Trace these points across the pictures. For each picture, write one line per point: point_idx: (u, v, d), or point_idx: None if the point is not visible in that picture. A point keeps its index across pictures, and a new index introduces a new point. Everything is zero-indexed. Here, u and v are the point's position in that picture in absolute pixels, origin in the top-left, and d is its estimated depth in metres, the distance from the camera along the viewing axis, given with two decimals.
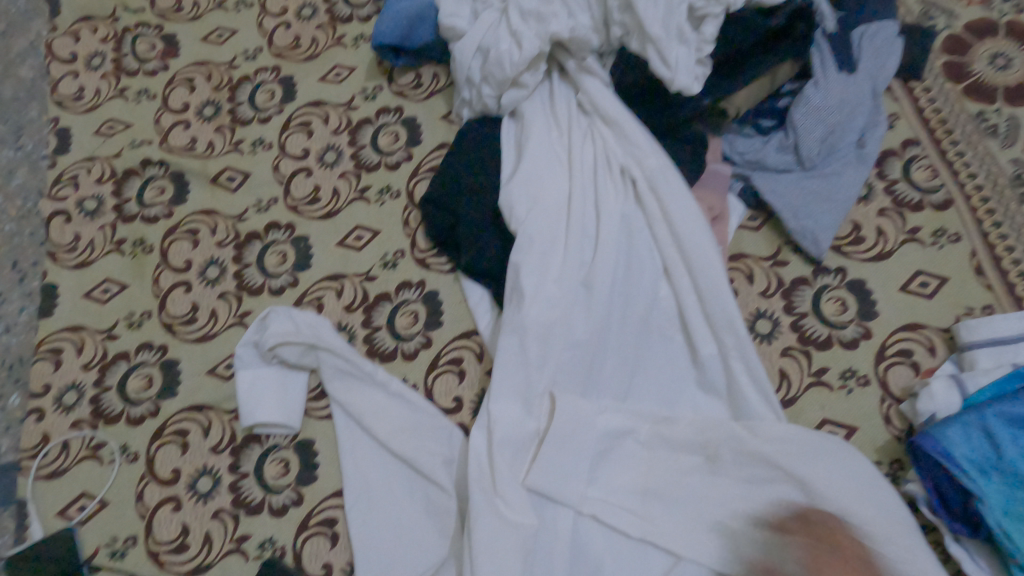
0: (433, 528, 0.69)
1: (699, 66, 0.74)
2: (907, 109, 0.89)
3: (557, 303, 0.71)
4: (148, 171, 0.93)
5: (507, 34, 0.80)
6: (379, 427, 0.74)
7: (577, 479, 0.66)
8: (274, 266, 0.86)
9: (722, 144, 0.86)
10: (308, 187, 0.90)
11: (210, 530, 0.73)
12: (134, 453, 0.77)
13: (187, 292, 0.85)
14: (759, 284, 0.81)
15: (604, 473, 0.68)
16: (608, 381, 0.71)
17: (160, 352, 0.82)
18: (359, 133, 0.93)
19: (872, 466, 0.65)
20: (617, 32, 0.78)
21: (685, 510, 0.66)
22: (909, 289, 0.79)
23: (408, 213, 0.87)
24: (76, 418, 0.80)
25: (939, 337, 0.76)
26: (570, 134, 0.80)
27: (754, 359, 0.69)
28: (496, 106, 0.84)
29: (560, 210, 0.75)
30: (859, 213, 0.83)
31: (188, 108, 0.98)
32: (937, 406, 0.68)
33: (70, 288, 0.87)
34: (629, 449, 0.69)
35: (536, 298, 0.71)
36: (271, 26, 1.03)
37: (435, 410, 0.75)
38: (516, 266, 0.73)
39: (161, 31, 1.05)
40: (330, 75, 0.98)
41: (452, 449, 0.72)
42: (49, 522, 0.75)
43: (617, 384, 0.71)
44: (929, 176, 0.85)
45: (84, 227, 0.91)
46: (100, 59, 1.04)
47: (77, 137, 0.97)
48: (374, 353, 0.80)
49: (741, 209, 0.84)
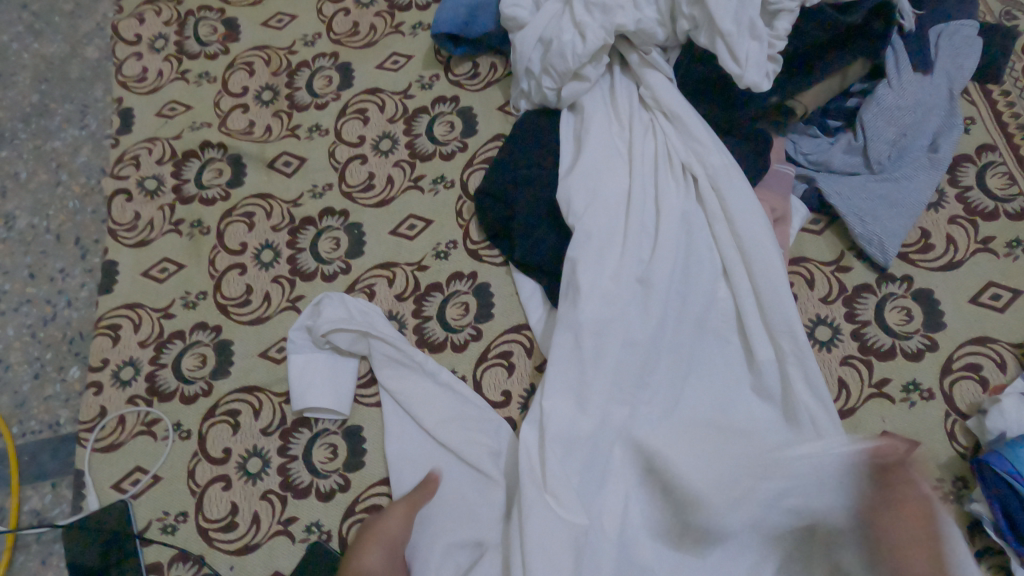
0: (473, 521, 0.67)
1: (770, 63, 0.72)
2: (983, 113, 0.85)
3: (613, 300, 0.70)
4: (207, 154, 0.95)
5: (570, 24, 0.79)
6: (427, 416, 0.73)
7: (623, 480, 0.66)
8: (327, 252, 0.86)
9: (786, 144, 0.84)
10: (362, 174, 0.90)
11: (259, 510, 0.74)
12: (187, 431, 0.79)
13: (242, 274, 0.86)
14: (819, 290, 0.78)
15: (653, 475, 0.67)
16: (661, 383, 0.70)
17: (214, 333, 0.83)
18: (415, 122, 0.93)
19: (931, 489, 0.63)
20: (684, 26, 0.75)
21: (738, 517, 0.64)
22: (980, 301, 0.75)
23: (462, 204, 0.87)
24: (132, 393, 0.82)
25: (1011, 353, 0.73)
26: (631, 130, 0.79)
27: (813, 368, 0.67)
28: (553, 98, 0.83)
29: (618, 207, 0.74)
30: (928, 220, 0.80)
31: (247, 92, 0.99)
32: (1009, 424, 0.65)
33: (129, 265, 0.89)
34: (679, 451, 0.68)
35: (592, 295, 0.70)
36: (330, 12, 1.03)
37: (482, 403, 0.74)
38: (573, 261, 0.72)
39: (223, 15, 1.06)
40: (388, 63, 0.97)
41: (500, 443, 0.71)
42: (104, 494, 0.77)
43: (669, 386, 0.70)
44: (1005, 184, 0.81)
45: (144, 206, 0.93)
46: (163, 41, 1.05)
47: (139, 118, 0.99)
48: (423, 343, 0.80)
49: (804, 211, 0.81)
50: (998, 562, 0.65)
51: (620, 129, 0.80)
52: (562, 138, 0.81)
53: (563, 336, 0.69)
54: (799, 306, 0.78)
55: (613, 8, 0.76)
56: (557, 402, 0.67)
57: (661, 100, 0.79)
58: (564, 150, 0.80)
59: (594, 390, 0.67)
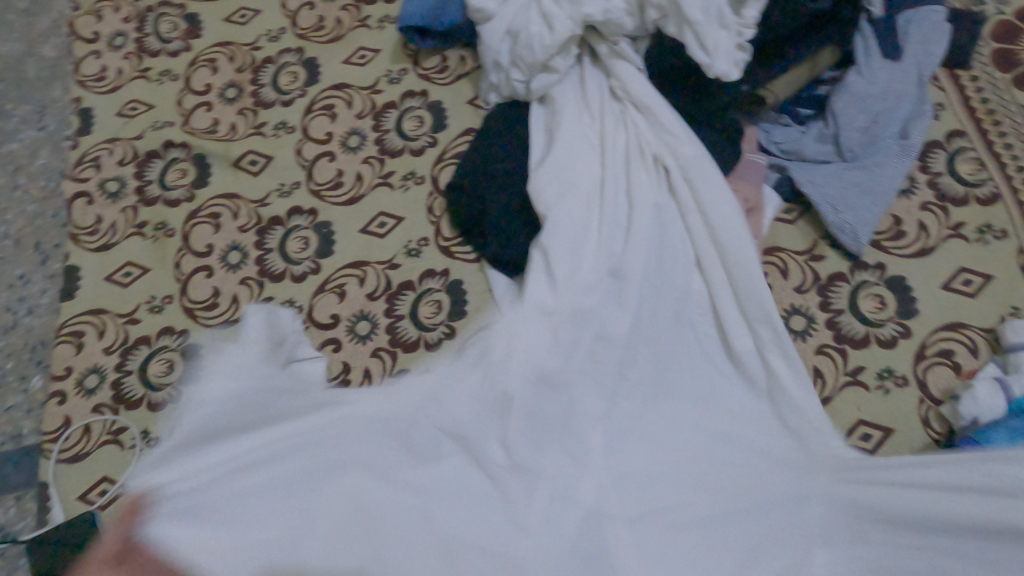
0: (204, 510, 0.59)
1: (739, 51, 0.71)
2: (953, 99, 0.85)
3: (589, 291, 0.69)
4: (170, 154, 0.92)
5: (538, 15, 0.78)
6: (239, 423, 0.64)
7: (596, 457, 0.65)
8: (296, 252, 0.85)
9: (759, 133, 0.84)
10: (331, 172, 0.89)
11: None
12: (156, 439, 0.77)
13: (209, 277, 0.84)
14: (793, 279, 0.78)
15: (627, 452, 0.65)
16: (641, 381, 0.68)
17: (182, 337, 0.81)
18: (383, 117, 0.91)
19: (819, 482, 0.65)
20: (652, 16, 0.75)
21: (717, 493, 0.64)
22: (952, 287, 0.76)
23: (433, 200, 0.85)
24: (97, 401, 0.79)
25: (984, 338, 0.73)
26: (601, 120, 0.78)
27: (794, 353, 0.68)
28: (524, 91, 0.82)
29: (590, 198, 0.73)
30: (900, 207, 0.80)
31: (210, 90, 0.96)
32: (981, 410, 0.66)
33: (92, 270, 0.87)
34: (656, 427, 0.67)
35: (565, 283, 0.69)
36: (295, 6, 1.01)
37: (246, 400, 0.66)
38: (545, 246, 0.71)
39: (184, 11, 1.03)
40: (354, 57, 0.96)
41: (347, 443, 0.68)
42: (70, 506, 0.75)
43: (648, 373, 0.69)
44: (975, 169, 0.81)
45: (106, 208, 0.90)
46: (123, 38, 1.02)
47: (99, 118, 0.96)
48: (396, 342, 0.79)
49: (777, 201, 0.81)
50: None
51: (590, 119, 0.78)
52: (533, 130, 0.80)
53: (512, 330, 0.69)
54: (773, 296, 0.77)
55: None
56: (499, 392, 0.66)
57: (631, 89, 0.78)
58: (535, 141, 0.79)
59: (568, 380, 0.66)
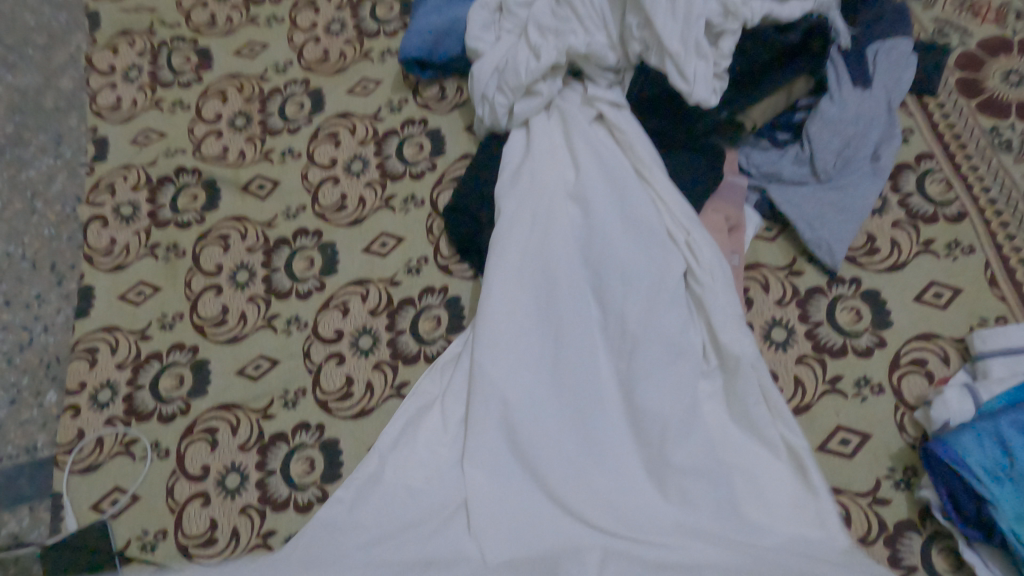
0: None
1: (716, 80, 0.76)
2: (921, 124, 0.91)
3: (540, 334, 0.72)
4: (182, 179, 0.97)
5: (525, 48, 0.84)
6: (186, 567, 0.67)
7: (551, 443, 0.67)
8: (301, 271, 0.89)
9: (739, 156, 0.88)
10: (335, 196, 0.93)
11: (238, 524, 0.75)
12: (165, 450, 0.80)
13: (218, 295, 0.88)
14: (774, 293, 0.82)
15: (583, 440, 0.67)
16: (642, 479, 0.66)
17: (192, 352, 0.85)
18: (385, 144, 0.96)
19: (659, 521, 0.63)
20: (636, 48, 0.80)
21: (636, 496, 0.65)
22: (923, 299, 0.80)
23: (432, 221, 0.90)
24: (110, 414, 0.83)
25: (953, 347, 0.77)
26: (569, 142, 0.81)
27: (775, 395, 0.68)
28: (505, 117, 0.85)
29: (544, 237, 0.76)
30: (873, 225, 0.85)
31: (220, 119, 1.02)
32: (952, 413, 0.69)
33: (106, 288, 0.91)
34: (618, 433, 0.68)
35: (521, 312, 0.73)
36: (300, 41, 1.07)
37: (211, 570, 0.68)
38: (501, 254, 0.76)
39: (196, 45, 1.09)
40: (357, 88, 1.01)
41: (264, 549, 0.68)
42: (83, 514, 0.77)
43: (646, 359, 0.69)
44: (943, 190, 0.86)
45: (120, 231, 0.95)
46: (137, 71, 1.08)
47: (115, 146, 1.01)
48: (397, 356, 0.82)
49: (758, 219, 0.85)
50: (948, 543, 0.68)
51: (577, 205, 0.77)
52: (507, 166, 0.82)
53: (452, 405, 0.73)
54: (755, 310, 0.81)
55: (566, 32, 0.82)
56: (429, 456, 0.71)
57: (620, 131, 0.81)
58: (501, 194, 0.80)
59: (523, 389, 0.70)
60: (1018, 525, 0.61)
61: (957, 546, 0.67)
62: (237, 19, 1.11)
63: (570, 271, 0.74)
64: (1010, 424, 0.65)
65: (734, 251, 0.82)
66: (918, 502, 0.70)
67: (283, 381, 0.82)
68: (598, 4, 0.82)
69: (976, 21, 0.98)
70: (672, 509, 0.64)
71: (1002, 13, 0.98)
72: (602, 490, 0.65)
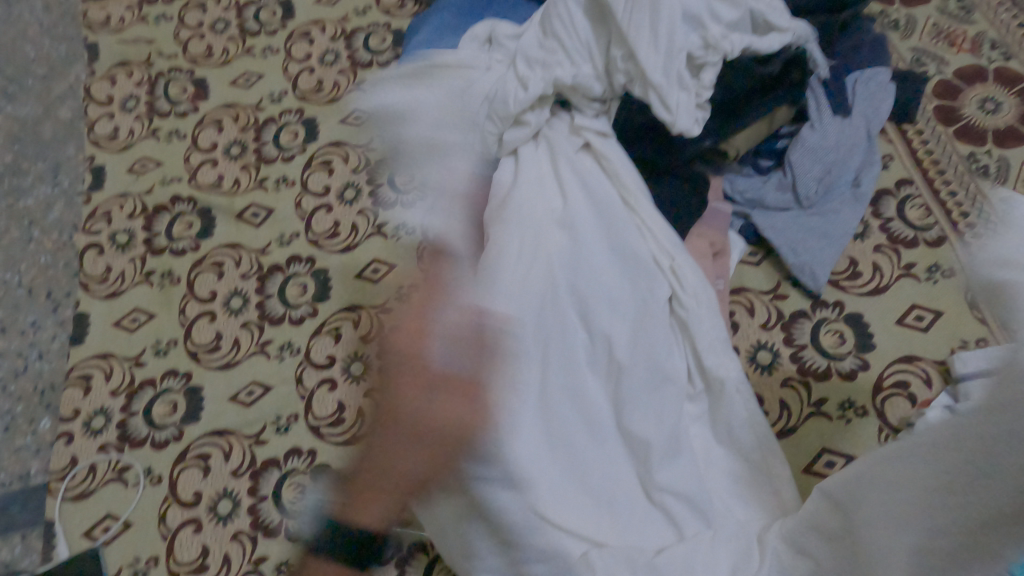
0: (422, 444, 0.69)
1: (699, 110, 0.80)
2: (900, 151, 0.93)
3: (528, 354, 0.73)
4: (178, 207, 0.99)
5: (514, 78, 0.86)
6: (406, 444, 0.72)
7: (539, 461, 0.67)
8: (295, 297, 0.90)
9: (723, 183, 0.89)
10: (328, 223, 0.95)
11: (230, 551, 0.76)
12: (158, 476, 0.81)
13: (212, 321, 0.90)
14: (759, 317, 0.84)
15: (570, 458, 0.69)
16: (625, 495, 0.69)
17: (185, 379, 0.86)
18: (378, 172, 0.98)
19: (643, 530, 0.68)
20: (620, 80, 0.82)
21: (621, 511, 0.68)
22: (905, 323, 0.81)
23: (423, 247, 0.91)
24: (103, 441, 0.84)
25: (935, 369, 0.78)
26: (557, 170, 0.83)
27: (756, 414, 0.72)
28: (495, 146, 0.88)
29: (533, 259, 0.76)
30: (855, 250, 0.87)
31: (216, 147, 1.03)
32: None
33: (101, 316, 0.92)
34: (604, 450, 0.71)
35: None
36: (295, 71, 1.09)
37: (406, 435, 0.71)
38: (489, 273, 0.76)
39: (192, 75, 1.11)
40: (351, 117, 1.03)
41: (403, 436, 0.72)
42: (75, 542, 0.78)
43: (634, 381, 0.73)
44: (922, 215, 0.88)
45: (115, 259, 0.96)
46: (134, 101, 1.10)
47: (112, 175, 1.03)
48: (388, 382, 0.83)
49: (742, 244, 0.87)
50: None
51: (564, 231, 0.79)
52: (496, 194, 0.84)
53: None
54: (741, 334, 0.83)
55: (553, 64, 0.84)
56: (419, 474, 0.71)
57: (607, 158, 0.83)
58: (489, 220, 0.81)
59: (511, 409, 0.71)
60: None
61: None
62: (233, 50, 1.13)
63: (559, 296, 0.75)
64: None
65: (718, 276, 0.84)
66: None
67: (276, 407, 0.83)
68: (583, 35, 0.84)
69: (952, 51, 1.01)
70: (654, 522, 0.68)
71: (978, 42, 1.01)
72: (586, 505, 0.67)
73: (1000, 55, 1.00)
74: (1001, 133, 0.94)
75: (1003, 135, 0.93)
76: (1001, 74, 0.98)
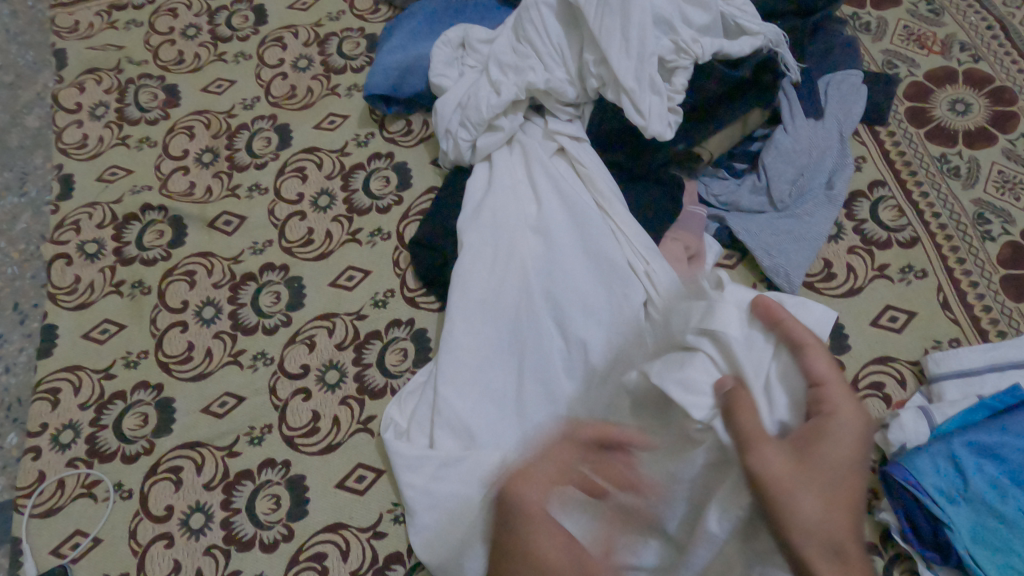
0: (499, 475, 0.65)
1: (671, 114, 0.79)
2: (873, 152, 0.94)
3: (501, 363, 0.74)
4: (148, 216, 0.97)
5: (487, 84, 0.86)
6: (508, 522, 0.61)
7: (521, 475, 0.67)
8: (268, 306, 0.89)
9: (698, 186, 0.90)
10: (302, 230, 0.94)
11: (202, 565, 0.75)
12: (128, 491, 0.79)
13: (184, 332, 0.88)
14: None
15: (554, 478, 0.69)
16: None
17: (156, 391, 0.85)
18: (351, 178, 0.97)
19: None
20: (593, 83, 0.82)
21: None
22: (879, 323, 0.82)
23: (398, 254, 0.90)
24: (72, 456, 0.82)
25: (909, 369, 0.79)
26: (530, 175, 0.83)
27: None
28: (469, 151, 0.87)
29: (506, 270, 0.77)
30: (830, 252, 0.87)
31: (187, 155, 1.02)
32: (907, 436, 0.71)
33: (70, 328, 0.90)
34: None
35: (485, 344, 0.74)
36: (268, 77, 1.08)
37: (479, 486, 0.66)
38: (463, 282, 0.77)
39: (163, 82, 1.10)
40: (324, 123, 1.02)
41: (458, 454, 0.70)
42: (43, 560, 0.76)
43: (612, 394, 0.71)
44: (895, 216, 0.89)
45: (84, 269, 0.94)
46: (104, 108, 1.08)
47: (80, 183, 1.01)
48: (364, 390, 0.82)
49: (718, 248, 0.85)
50: (909, 566, 0.69)
51: (539, 237, 0.79)
52: (469, 199, 0.84)
53: (419, 433, 0.73)
54: None
55: (525, 69, 0.84)
56: (423, 477, 0.70)
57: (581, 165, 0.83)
58: (463, 227, 0.81)
59: (500, 419, 0.72)
60: (972, 544, 0.65)
61: (915, 569, 0.69)
62: (204, 56, 1.12)
63: (533, 302, 0.75)
64: (963, 445, 0.69)
65: None
66: (878, 524, 0.71)
67: (248, 418, 0.82)
68: (556, 40, 0.84)
69: (922, 53, 1.02)
70: None
71: (947, 44, 1.02)
72: None
73: (970, 57, 1.01)
74: (971, 134, 0.95)
75: (973, 137, 0.94)
76: (971, 76, 0.99)
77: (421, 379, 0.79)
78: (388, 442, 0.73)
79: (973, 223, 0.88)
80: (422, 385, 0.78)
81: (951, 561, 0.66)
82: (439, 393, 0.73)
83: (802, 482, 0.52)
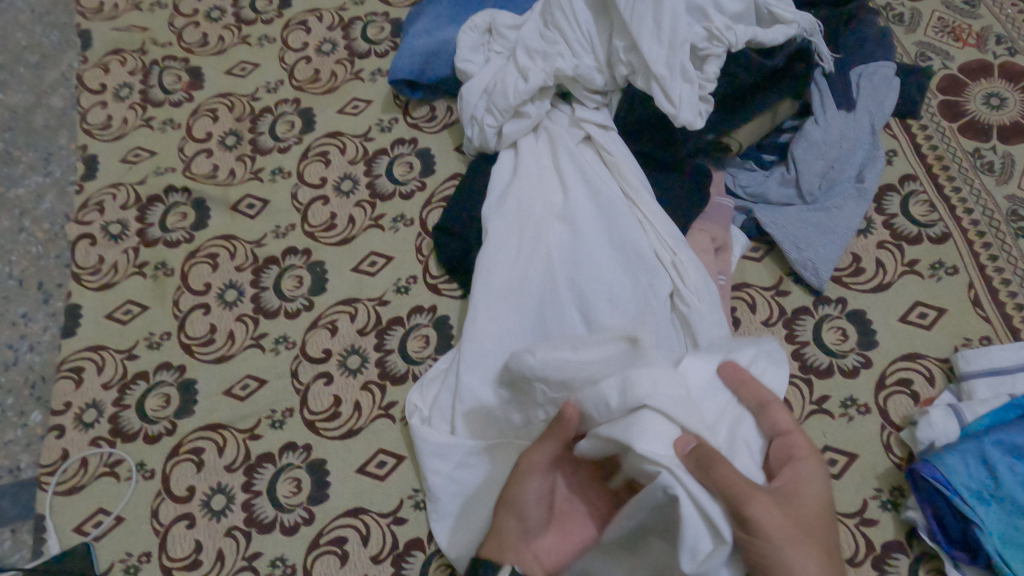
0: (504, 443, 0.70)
1: (702, 104, 0.77)
2: (904, 146, 0.92)
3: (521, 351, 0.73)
4: (172, 198, 0.97)
5: (514, 70, 0.85)
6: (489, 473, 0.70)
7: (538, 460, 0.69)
8: (291, 290, 0.89)
9: (725, 177, 0.89)
10: (324, 215, 0.94)
11: (223, 547, 0.75)
12: (150, 471, 0.80)
13: (206, 314, 0.88)
14: (761, 313, 0.82)
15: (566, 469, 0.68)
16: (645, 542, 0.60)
17: (179, 372, 0.85)
18: (375, 163, 0.96)
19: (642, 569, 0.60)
20: (623, 71, 0.81)
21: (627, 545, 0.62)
22: (908, 319, 0.81)
23: (421, 241, 0.90)
24: (95, 434, 0.82)
25: (938, 367, 0.78)
26: (556, 162, 0.83)
27: None
28: (494, 138, 0.86)
29: (527, 256, 0.76)
30: (859, 246, 0.86)
31: (210, 138, 1.02)
32: (936, 434, 0.70)
33: (93, 308, 0.90)
34: None
35: (504, 330, 0.73)
36: (292, 60, 1.08)
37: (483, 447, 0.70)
38: (484, 269, 0.76)
39: (187, 64, 1.10)
40: (348, 108, 1.02)
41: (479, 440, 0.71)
42: (67, 537, 0.77)
43: None
44: (927, 211, 0.87)
45: (108, 250, 0.94)
46: (128, 90, 1.08)
47: (105, 164, 1.01)
48: (385, 376, 0.82)
49: (744, 240, 0.85)
50: (935, 565, 0.68)
51: (564, 225, 0.78)
52: (494, 187, 0.83)
53: (439, 420, 0.73)
54: (742, 329, 0.82)
55: (553, 55, 0.83)
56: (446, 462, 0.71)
57: (607, 152, 0.82)
58: (488, 214, 0.80)
59: None
60: (1003, 546, 0.64)
61: (942, 569, 0.68)
62: (228, 38, 1.12)
63: (557, 291, 0.74)
64: (994, 443, 0.67)
65: (720, 271, 0.82)
66: (904, 523, 0.71)
67: (270, 401, 0.82)
68: (585, 26, 0.83)
69: (957, 45, 1.00)
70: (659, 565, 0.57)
71: (983, 37, 1.00)
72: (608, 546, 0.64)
73: (1006, 50, 0.99)
74: (1006, 129, 0.93)
75: (1008, 131, 0.92)
76: (1006, 69, 0.97)
77: (442, 366, 0.78)
78: (415, 428, 0.73)
79: (1006, 219, 0.86)
80: (444, 372, 0.77)
81: (980, 560, 0.65)
82: (460, 378, 0.72)
83: (790, 535, 0.51)
